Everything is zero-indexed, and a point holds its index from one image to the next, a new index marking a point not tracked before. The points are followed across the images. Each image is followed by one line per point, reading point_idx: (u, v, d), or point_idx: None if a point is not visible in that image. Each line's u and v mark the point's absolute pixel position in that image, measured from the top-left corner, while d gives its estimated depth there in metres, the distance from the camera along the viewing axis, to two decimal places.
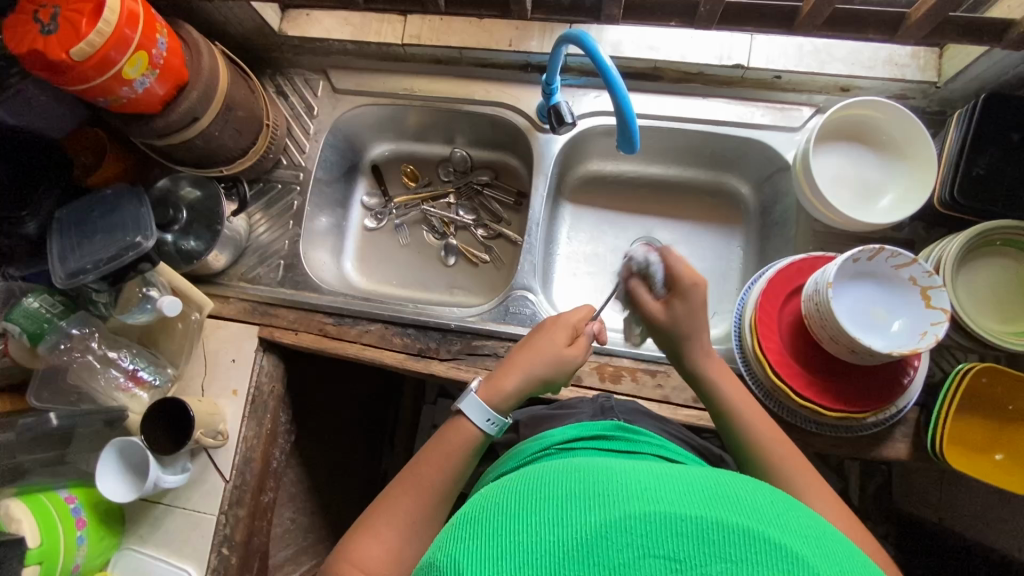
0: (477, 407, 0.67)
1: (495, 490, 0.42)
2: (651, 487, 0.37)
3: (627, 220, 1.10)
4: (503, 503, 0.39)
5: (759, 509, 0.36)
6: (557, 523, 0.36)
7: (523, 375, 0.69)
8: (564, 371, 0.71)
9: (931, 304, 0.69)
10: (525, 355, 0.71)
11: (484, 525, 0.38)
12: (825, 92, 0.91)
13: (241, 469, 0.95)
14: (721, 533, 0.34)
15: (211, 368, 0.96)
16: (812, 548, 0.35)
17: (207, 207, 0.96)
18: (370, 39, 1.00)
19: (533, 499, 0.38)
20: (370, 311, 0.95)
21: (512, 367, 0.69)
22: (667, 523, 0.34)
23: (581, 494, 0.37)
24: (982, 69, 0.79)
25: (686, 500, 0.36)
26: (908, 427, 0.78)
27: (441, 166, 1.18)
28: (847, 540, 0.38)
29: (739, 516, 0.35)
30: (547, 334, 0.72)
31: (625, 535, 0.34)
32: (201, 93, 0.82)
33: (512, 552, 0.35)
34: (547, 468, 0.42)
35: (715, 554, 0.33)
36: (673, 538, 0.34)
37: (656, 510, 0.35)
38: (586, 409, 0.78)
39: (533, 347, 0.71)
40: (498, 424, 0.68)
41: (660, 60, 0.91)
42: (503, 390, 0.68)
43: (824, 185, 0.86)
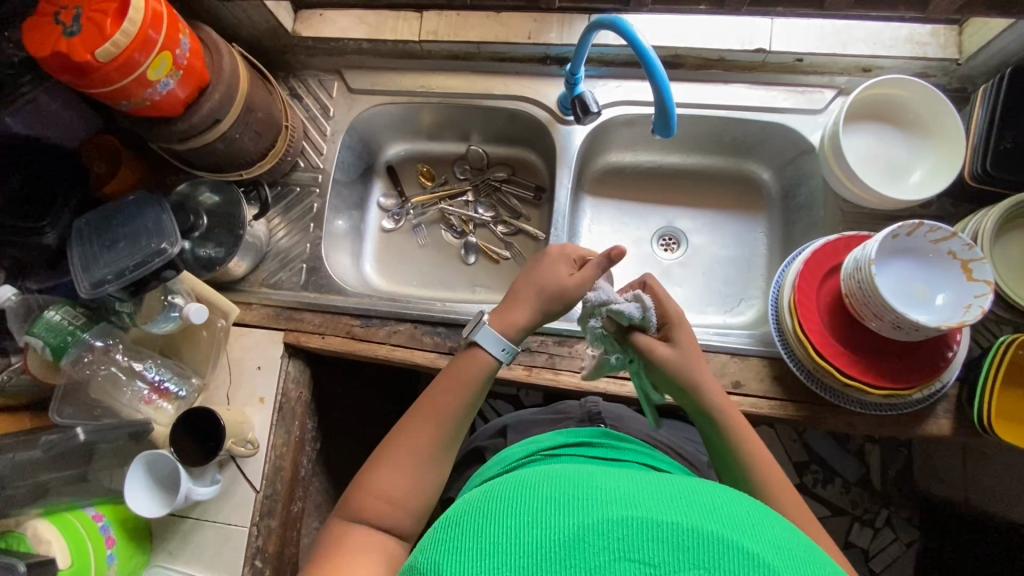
0: (491, 338, 0.69)
1: (488, 494, 0.46)
2: (632, 498, 0.41)
3: (648, 211, 1.11)
4: (495, 507, 0.43)
5: (735, 522, 0.40)
6: (542, 526, 0.40)
7: (528, 306, 0.70)
8: (568, 302, 0.71)
9: (973, 276, 0.69)
10: (532, 285, 0.71)
11: (476, 529, 0.41)
12: (846, 73, 0.91)
13: (271, 478, 0.92)
14: (695, 540, 0.37)
15: (237, 377, 0.94)
16: (785, 560, 0.38)
17: (227, 212, 0.93)
18: (386, 36, 1.00)
19: (521, 504, 0.42)
20: (397, 311, 0.94)
21: (519, 298, 0.71)
22: (645, 529, 0.38)
23: (566, 501, 0.41)
24: (1004, 44, 0.80)
25: (664, 508, 0.40)
26: (949, 403, 0.78)
27: (457, 164, 1.17)
28: (810, 549, 0.42)
29: (712, 525, 0.39)
30: (552, 262, 0.72)
31: (605, 538, 0.38)
32: (222, 94, 0.81)
33: (497, 550, 0.39)
34: (539, 476, 0.46)
35: (688, 559, 0.37)
36: (651, 543, 0.37)
37: (636, 517, 0.39)
38: (576, 415, 0.89)
39: (539, 276, 0.71)
40: (512, 351, 0.70)
41: (682, 47, 0.91)
42: (513, 321, 0.70)
43: (854, 163, 0.85)
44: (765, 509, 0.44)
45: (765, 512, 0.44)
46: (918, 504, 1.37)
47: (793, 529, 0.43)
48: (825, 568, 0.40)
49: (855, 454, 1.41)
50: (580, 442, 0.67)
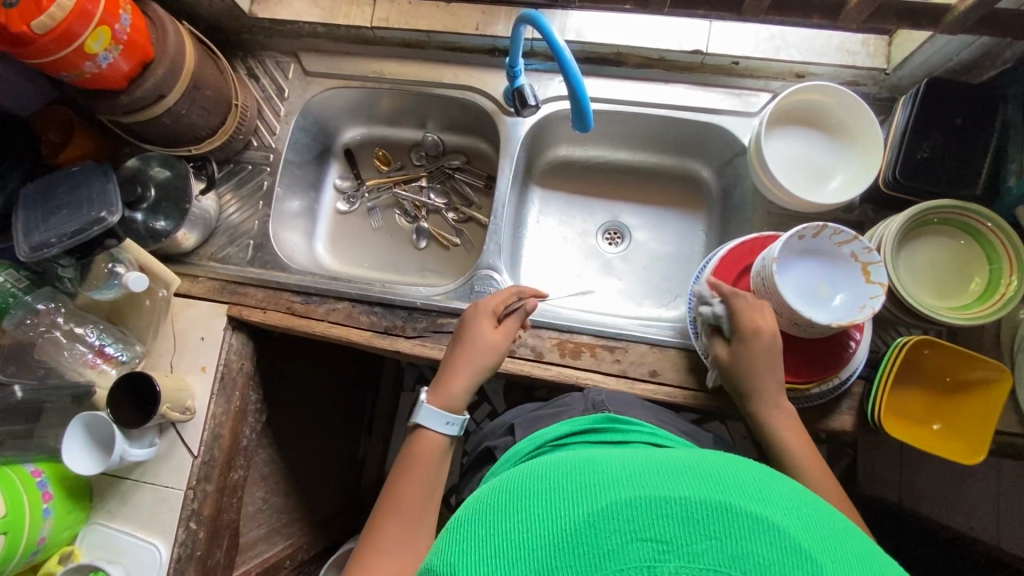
0: (434, 415, 0.73)
1: (494, 490, 0.48)
2: (637, 475, 0.42)
3: (595, 205, 1.13)
4: (504, 503, 0.45)
5: (741, 488, 0.41)
6: (551, 517, 0.41)
7: (462, 371, 0.75)
8: (499, 357, 0.78)
9: (870, 279, 0.73)
10: (463, 353, 0.77)
11: (487, 529, 0.43)
12: (781, 78, 0.94)
13: (209, 445, 0.96)
14: (704, 512, 0.39)
15: (180, 345, 0.97)
16: (792, 517, 0.39)
17: (176, 186, 0.96)
18: (340, 21, 1.02)
19: (532, 497, 0.43)
20: (337, 289, 0.97)
21: (455, 373, 0.76)
22: (653, 507, 0.39)
23: (576, 488, 0.42)
24: (926, 55, 0.82)
25: (669, 484, 0.41)
26: (853, 400, 0.81)
27: (413, 150, 1.19)
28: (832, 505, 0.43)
29: (720, 494, 0.40)
30: (478, 324, 0.79)
31: (612, 522, 0.39)
32: (166, 70, 0.83)
33: (512, 546, 0.41)
34: (547, 467, 0.47)
35: (700, 533, 0.38)
36: (658, 520, 0.39)
37: (643, 495, 0.40)
38: (578, 405, 0.81)
39: (467, 341, 0.77)
40: (457, 425, 0.74)
41: (622, 45, 0.94)
42: (457, 391, 0.74)
43: (776, 167, 0.89)
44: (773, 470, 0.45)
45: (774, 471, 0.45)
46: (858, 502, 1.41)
47: (800, 486, 0.44)
48: (845, 526, 0.41)
49: None
50: (588, 427, 0.66)
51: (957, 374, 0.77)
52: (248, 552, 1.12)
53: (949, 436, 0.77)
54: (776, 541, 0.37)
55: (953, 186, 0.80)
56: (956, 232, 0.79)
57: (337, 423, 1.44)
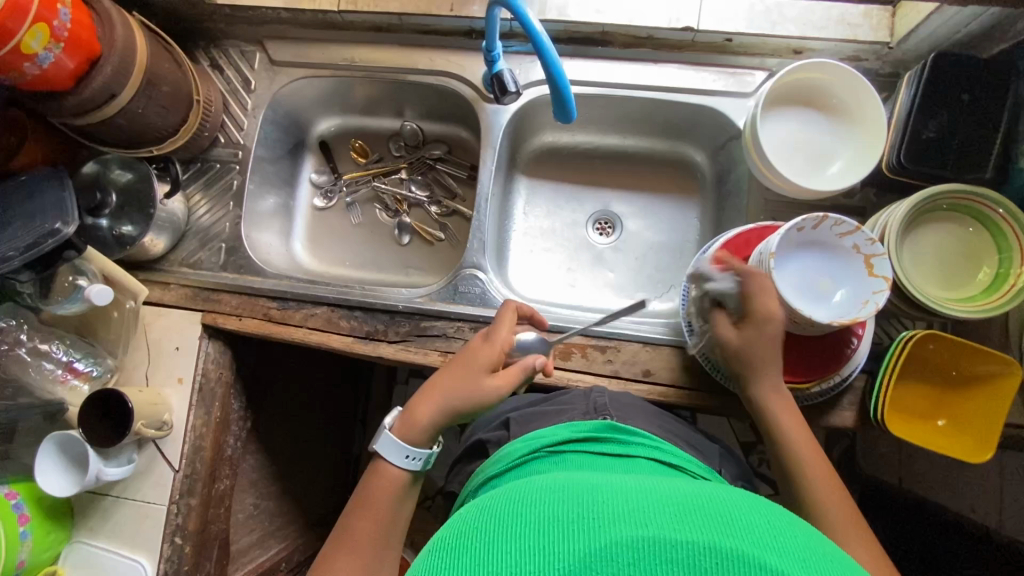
0: (394, 443, 0.67)
1: (482, 512, 0.45)
2: (641, 514, 0.39)
3: (584, 194, 1.08)
4: (493, 528, 0.41)
5: (754, 536, 0.38)
6: (545, 550, 0.38)
7: (434, 401, 0.67)
8: (484, 404, 0.66)
9: (874, 272, 0.69)
10: (444, 381, 0.68)
11: (473, 553, 0.39)
12: (778, 55, 0.88)
13: (190, 458, 0.93)
14: (713, 560, 0.35)
15: (155, 357, 0.93)
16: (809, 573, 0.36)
17: (139, 190, 0.91)
18: (305, 5, 0.95)
19: (527, 526, 0.40)
20: (315, 294, 0.92)
21: (427, 399, 0.68)
22: (658, 551, 0.36)
23: (575, 522, 0.39)
24: (933, 27, 0.77)
25: (676, 526, 0.38)
26: (855, 395, 0.78)
27: (391, 141, 1.13)
28: (849, 561, 0.40)
29: (731, 541, 0.36)
30: (473, 354, 0.69)
31: (611, 563, 0.36)
32: (115, 66, 0.77)
33: (499, 574, 0.37)
34: (546, 494, 0.44)
35: None
36: (662, 566, 0.35)
37: (647, 537, 0.37)
38: (580, 407, 0.76)
39: (454, 370, 0.69)
40: (420, 458, 0.68)
41: (607, 23, 0.88)
42: (421, 421, 0.66)
43: (773, 152, 0.84)
44: (786, 516, 0.42)
45: (789, 519, 0.42)
46: None
47: (816, 535, 0.41)
48: None
49: None
50: (589, 435, 0.63)
51: (963, 368, 0.74)
52: (240, 559, 1.10)
53: (954, 433, 0.74)
54: None
55: (960, 168, 0.75)
56: (965, 218, 0.75)
57: (329, 422, 1.42)
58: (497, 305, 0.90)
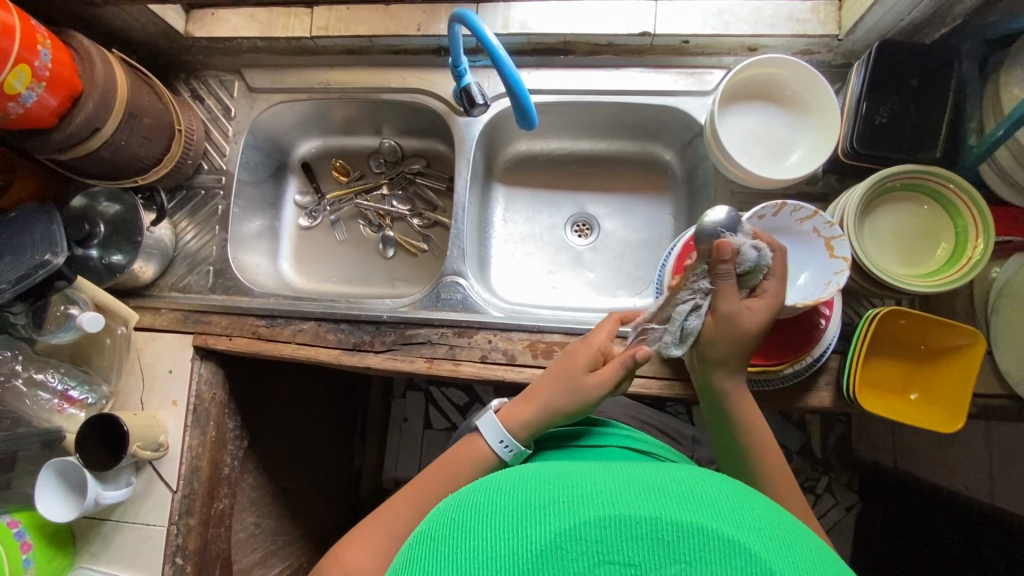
0: (494, 428, 0.66)
1: (456, 501, 0.46)
2: (606, 492, 0.41)
3: (560, 198, 1.12)
4: (468, 517, 0.42)
5: (714, 507, 0.40)
6: (516, 535, 0.39)
7: (537, 391, 0.68)
8: (587, 401, 0.65)
9: (834, 253, 0.72)
10: (548, 374, 0.69)
11: (450, 546, 0.40)
12: (733, 53, 0.92)
13: (188, 478, 0.94)
14: (675, 534, 0.37)
15: (149, 380, 0.96)
16: (764, 537, 0.39)
17: (126, 219, 0.94)
18: (278, 34, 0.99)
19: (499, 511, 0.42)
20: (302, 310, 0.95)
21: (536, 399, 0.67)
22: (623, 529, 0.38)
23: (543, 505, 0.41)
24: (876, 18, 0.80)
25: (639, 502, 0.39)
26: (830, 375, 0.80)
27: (372, 158, 1.17)
28: (801, 522, 0.43)
29: (691, 514, 0.38)
30: (576, 350, 0.70)
31: (580, 544, 0.38)
32: (96, 101, 0.80)
33: (473, 561, 0.39)
34: (516, 479, 0.45)
35: (670, 556, 0.37)
36: (627, 543, 0.38)
37: (611, 515, 0.39)
38: None
39: (559, 363, 0.70)
40: (513, 450, 0.66)
41: (569, 34, 0.92)
42: (521, 415, 0.66)
43: (735, 147, 0.87)
44: (740, 484, 0.44)
45: (746, 490, 0.43)
46: (854, 469, 1.41)
47: (773, 502, 0.43)
48: (815, 544, 0.41)
49: (793, 424, 1.44)
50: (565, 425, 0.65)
51: (931, 342, 0.76)
52: None
53: (926, 406, 0.76)
54: (749, 566, 0.36)
55: (913, 150, 0.78)
56: (921, 198, 0.77)
57: (328, 439, 1.43)
58: (480, 309, 0.93)
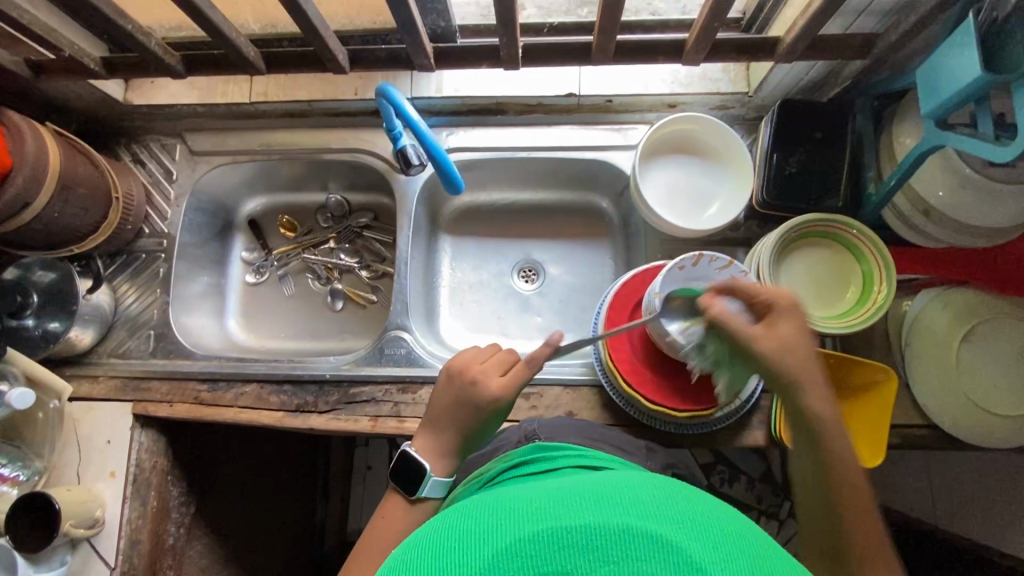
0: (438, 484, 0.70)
1: (404, 544, 0.45)
2: (539, 508, 0.41)
3: (506, 246, 1.15)
4: (412, 555, 0.42)
5: (637, 503, 0.40)
6: (454, 564, 0.39)
7: (446, 449, 0.70)
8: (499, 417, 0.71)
9: None
10: (452, 432, 0.70)
11: None
12: (655, 110, 0.97)
13: (127, 553, 0.92)
14: (603, 537, 0.37)
15: (86, 453, 0.93)
16: (694, 529, 0.38)
17: (61, 288, 0.93)
18: (217, 100, 1.01)
19: (434, 543, 0.41)
20: (243, 372, 0.94)
21: (458, 438, 0.69)
22: (555, 540, 0.38)
23: (477, 530, 0.41)
24: (779, 78, 0.87)
25: (570, 511, 0.39)
26: (761, 414, 0.84)
27: (319, 213, 1.18)
28: (736, 511, 0.43)
29: (618, 516, 0.38)
30: (481, 409, 0.69)
31: (515, 560, 0.37)
32: (27, 176, 0.80)
33: None
34: (454, 513, 0.45)
35: (600, 559, 0.37)
36: (560, 553, 0.37)
37: (543, 528, 0.38)
38: (512, 437, 0.79)
39: (466, 408, 0.69)
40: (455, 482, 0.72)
41: (500, 95, 0.96)
42: (451, 462, 0.69)
43: (660, 200, 0.91)
44: (675, 481, 0.44)
45: (678, 485, 0.44)
46: None
47: (706, 494, 0.43)
48: (747, 527, 0.41)
49: None
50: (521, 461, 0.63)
51: (852, 379, 0.80)
52: None
53: (850, 442, 0.79)
54: (674, 561, 0.36)
55: (820, 197, 0.84)
56: (832, 243, 0.82)
57: (287, 494, 1.40)
58: (424, 363, 0.93)
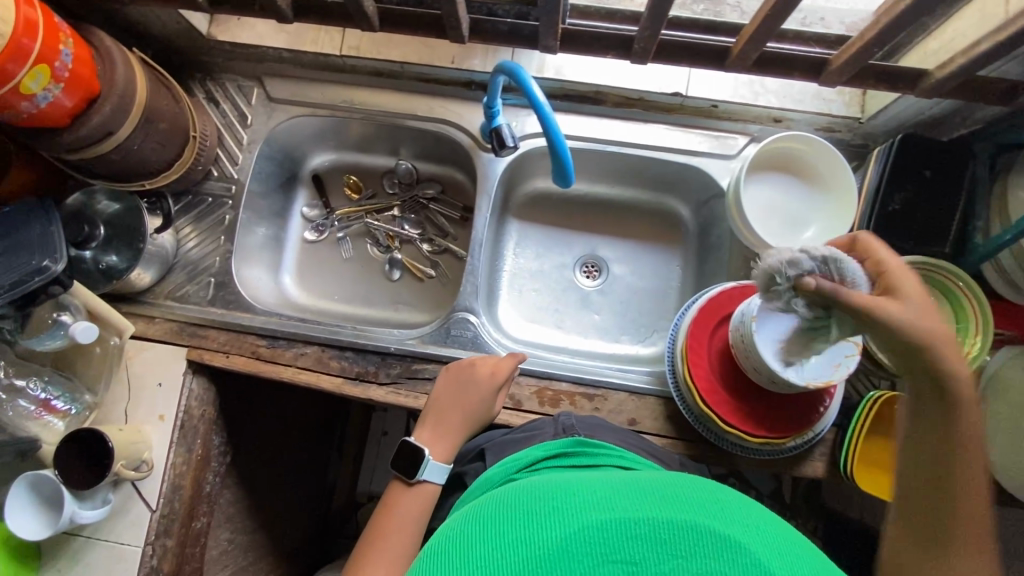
0: (439, 469, 0.74)
1: (456, 520, 0.43)
2: (606, 496, 0.39)
3: (573, 238, 1.13)
4: (468, 530, 0.40)
5: (703, 503, 0.39)
6: (515, 542, 0.37)
7: (452, 429, 0.78)
8: (490, 408, 0.81)
9: (845, 337, 0.74)
10: (456, 407, 0.79)
11: (448, 559, 0.38)
12: (759, 122, 0.94)
13: (169, 497, 0.91)
14: (671, 531, 0.36)
15: (135, 393, 0.92)
16: (761, 534, 0.37)
17: (128, 222, 0.90)
18: (306, 47, 0.97)
19: (492, 519, 0.40)
20: (305, 333, 0.93)
21: (453, 421, 0.78)
22: (621, 529, 0.36)
23: (539, 511, 0.39)
24: (899, 110, 0.85)
25: (638, 504, 0.38)
26: (825, 447, 0.83)
27: (386, 178, 1.15)
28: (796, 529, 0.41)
29: (688, 514, 0.37)
30: (480, 385, 0.81)
31: (583, 546, 0.36)
32: (115, 105, 0.76)
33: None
34: (505, 493, 0.43)
35: (669, 553, 0.35)
36: (628, 542, 0.36)
37: (611, 517, 0.37)
38: (548, 428, 0.75)
39: (461, 395, 0.80)
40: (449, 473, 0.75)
41: (602, 84, 0.94)
42: (448, 445, 0.76)
43: (756, 216, 0.89)
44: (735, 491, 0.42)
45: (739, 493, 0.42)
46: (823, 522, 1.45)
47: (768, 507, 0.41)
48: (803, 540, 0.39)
49: None
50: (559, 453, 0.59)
51: None
52: None
53: None
54: (744, 563, 0.35)
55: (920, 241, 0.82)
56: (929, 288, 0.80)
57: (309, 452, 1.39)
58: (490, 350, 0.93)
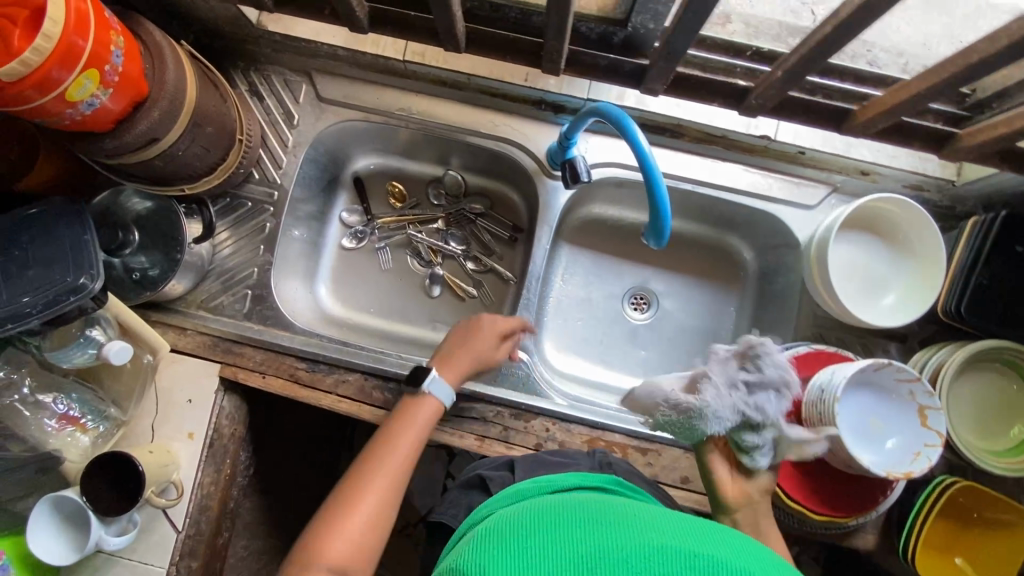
0: (443, 388, 0.75)
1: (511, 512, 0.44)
2: (668, 528, 0.39)
3: (624, 268, 1.08)
4: (525, 519, 0.41)
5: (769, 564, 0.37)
6: (573, 540, 0.38)
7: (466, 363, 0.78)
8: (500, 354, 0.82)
9: (926, 424, 0.71)
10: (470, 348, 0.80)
11: (506, 538, 0.39)
12: (844, 173, 0.89)
13: (195, 518, 0.86)
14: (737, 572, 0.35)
15: (164, 409, 0.86)
16: None
17: (163, 226, 0.84)
18: (366, 48, 0.89)
19: (547, 517, 0.41)
20: (348, 359, 0.88)
21: (464, 353, 0.78)
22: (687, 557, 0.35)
23: (600, 519, 0.40)
24: (1000, 181, 0.80)
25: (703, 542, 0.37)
26: (883, 522, 0.81)
27: (432, 187, 1.08)
28: None
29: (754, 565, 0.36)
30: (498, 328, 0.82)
31: (645, 560, 0.35)
32: (162, 111, 0.68)
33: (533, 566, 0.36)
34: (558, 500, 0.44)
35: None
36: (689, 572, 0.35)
37: (673, 542, 0.37)
38: (586, 461, 0.74)
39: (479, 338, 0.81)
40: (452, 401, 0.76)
41: (684, 118, 0.87)
42: (457, 371, 0.77)
43: (836, 276, 0.85)
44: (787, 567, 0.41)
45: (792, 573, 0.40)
46: None
47: None
48: None
49: None
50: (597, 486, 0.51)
51: (983, 511, 0.77)
52: None
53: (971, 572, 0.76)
54: None
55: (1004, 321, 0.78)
56: (1009, 373, 0.78)
57: None
58: (544, 393, 0.88)
